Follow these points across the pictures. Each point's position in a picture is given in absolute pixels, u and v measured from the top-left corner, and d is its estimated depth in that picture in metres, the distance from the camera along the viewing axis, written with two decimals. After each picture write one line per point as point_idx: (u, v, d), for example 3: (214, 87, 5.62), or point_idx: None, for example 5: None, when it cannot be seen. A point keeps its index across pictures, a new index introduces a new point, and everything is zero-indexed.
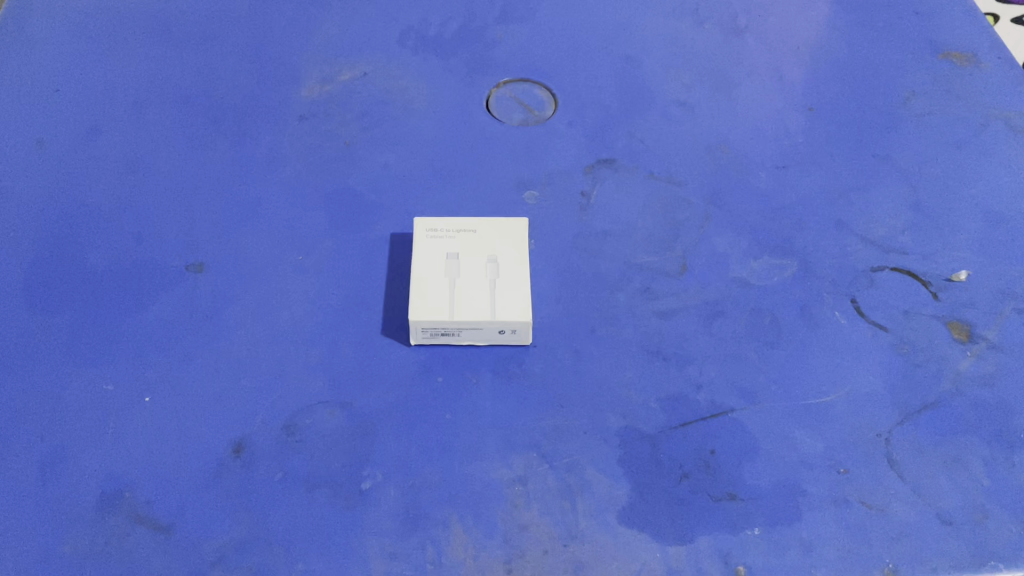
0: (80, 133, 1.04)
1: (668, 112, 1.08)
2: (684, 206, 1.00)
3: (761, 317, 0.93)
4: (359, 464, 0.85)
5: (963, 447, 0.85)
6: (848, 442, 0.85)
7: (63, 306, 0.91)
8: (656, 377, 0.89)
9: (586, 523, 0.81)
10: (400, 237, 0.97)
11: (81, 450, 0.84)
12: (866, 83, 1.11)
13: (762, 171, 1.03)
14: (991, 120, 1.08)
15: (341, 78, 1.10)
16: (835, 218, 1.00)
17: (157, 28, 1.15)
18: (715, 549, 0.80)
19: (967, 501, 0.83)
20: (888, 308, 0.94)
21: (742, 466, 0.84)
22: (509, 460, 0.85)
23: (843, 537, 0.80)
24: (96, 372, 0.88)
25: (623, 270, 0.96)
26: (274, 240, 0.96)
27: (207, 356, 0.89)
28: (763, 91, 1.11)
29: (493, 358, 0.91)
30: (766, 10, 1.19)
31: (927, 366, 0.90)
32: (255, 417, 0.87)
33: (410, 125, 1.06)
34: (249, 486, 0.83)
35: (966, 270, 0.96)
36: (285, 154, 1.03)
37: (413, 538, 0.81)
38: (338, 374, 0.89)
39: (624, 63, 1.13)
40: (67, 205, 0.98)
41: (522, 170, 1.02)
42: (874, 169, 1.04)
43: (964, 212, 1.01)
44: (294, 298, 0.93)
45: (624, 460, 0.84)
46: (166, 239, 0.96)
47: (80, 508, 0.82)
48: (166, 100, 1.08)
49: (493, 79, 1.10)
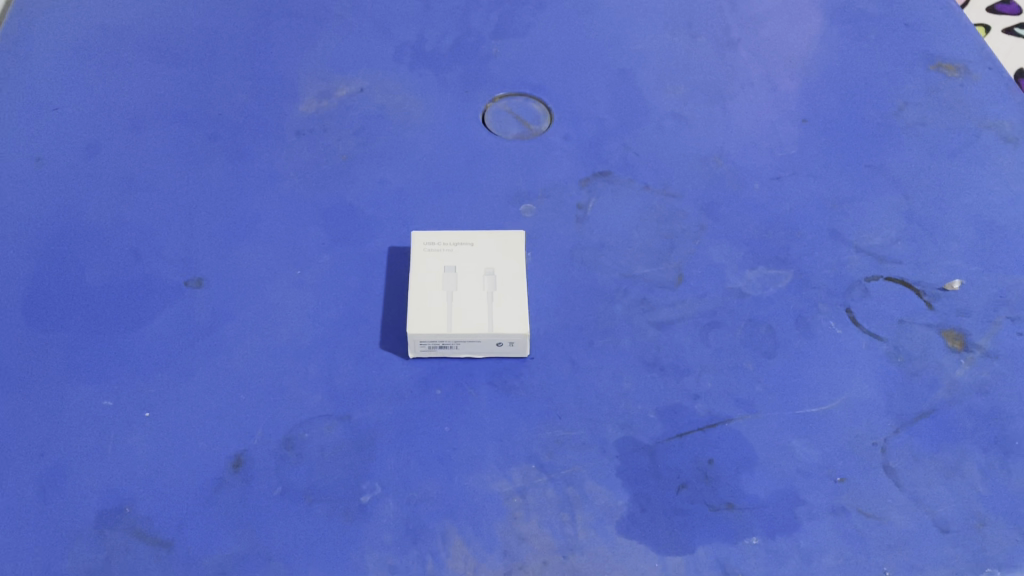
0: (80, 151, 1.05)
1: (661, 126, 1.10)
2: (677, 219, 1.02)
3: (756, 327, 0.94)
4: (358, 477, 0.84)
5: (960, 455, 0.87)
6: (845, 451, 0.87)
7: (63, 323, 0.92)
8: (653, 387, 0.90)
9: (586, 534, 0.82)
10: (399, 250, 0.99)
11: (80, 467, 0.84)
12: (858, 95, 1.14)
13: (757, 182, 1.05)
14: (983, 131, 1.10)
15: (339, 94, 1.12)
16: (828, 228, 1.02)
17: (156, 44, 1.16)
18: (713, 558, 0.82)
19: (965, 508, 0.84)
20: (884, 316, 0.95)
21: (740, 476, 0.86)
22: (509, 472, 0.85)
23: (841, 544, 0.82)
24: (95, 389, 0.88)
25: (620, 281, 0.97)
26: (274, 255, 0.98)
27: (207, 371, 0.90)
28: (756, 103, 1.13)
29: (490, 369, 0.91)
30: (758, 23, 1.22)
31: (922, 374, 0.92)
32: (254, 431, 0.86)
33: (407, 139, 1.08)
34: (248, 501, 0.83)
35: (960, 279, 0.98)
36: (284, 170, 1.04)
37: (413, 552, 0.81)
38: (336, 388, 0.89)
39: (619, 77, 1.15)
40: (67, 223, 0.99)
41: (518, 184, 1.04)
42: (866, 180, 1.06)
43: (957, 221, 1.03)
44: (293, 312, 0.94)
45: (623, 471, 0.86)
46: (166, 256, 0.97)
47: (79, 526, 0.81)
48: (165, 117, 1.09)
49: (488, 94, 1.13)
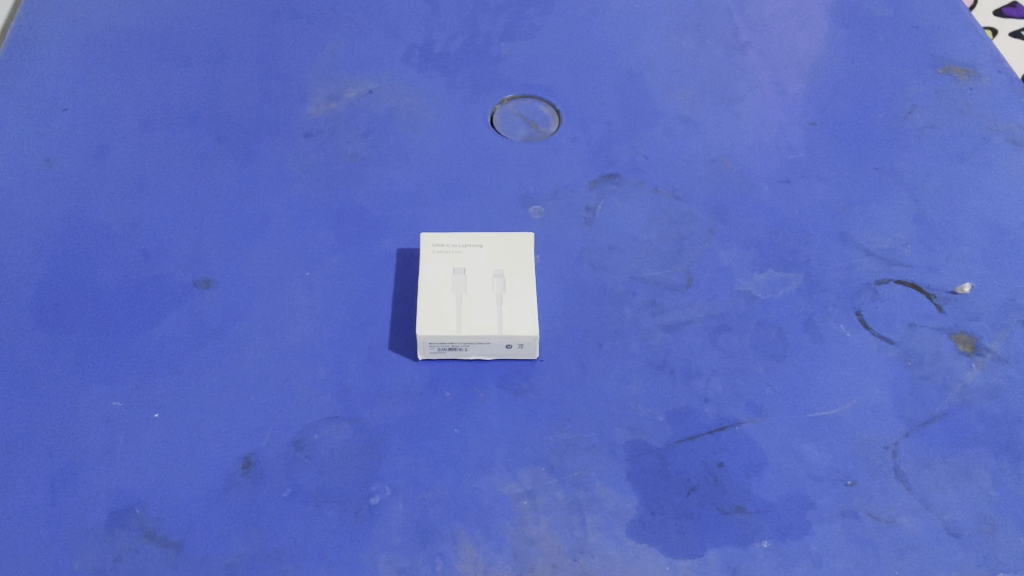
0: (90, 152, 1.05)
1: (670, 128, 1.10)
2: (687, 221, 1.02)
3: (765, 330, 0.94)
4: (367, 479, 0.84)
5: (971, 459, 0.87)
6: (855, 454, 0.87)
7: (73, 324, 0.92)
8: (663, 390, 0.90)
9: (595, 537, 0.82)
10: (408, 252, 0.99)
11: (90, 467, 0.84)
12: (866, 98, 1.14)
13: (766, 185, 1.05)
14: (992, 134, 1.10)
15: (348, 95, 1.12)
16: (838, 231, 1.02)
17: (165, 46, 1.16)
18: (723, 561, 0.81)
19: (976, 513, 0.84)
20: (893, 320, 0.95)
21: (750, 479, 0.85)
22: (518, 474, 0.85)
23: (852, 549, 0.82)
24: (105, 390, 0.88)
25: (629, 283, 0.97)
26: (283, 256, 0.98)
27: (216, 372, 0.90)
28: (765, 106, 1.13)
29: (499, 372, 0.91)
30: (766, 26, 1.22)
31: (932, 378, 0.92)
32: (263, 433, 0.86)
33: (416, 141, 1.08)
34: (258, 502, 0.83)
35: (970, 283, 0.98)
36: (294, 171, 1.04)
37: (423, 554, 0.81)
38: (345, 389, 0.89)
39: (627, 79, 1.15)
40: (77, 224, 0.99)
41: (527, 186, 1.04)
42: (875, 183, 1.06)
43: (967, 225, 1.02)
44: (302, 313, 0.94)
45: (632, 474, 0.85)
46: (176, 257, 0.97)
47: (89, 526, 0.81)
48: (175, 118, 1.09)
49: (497, 96, 1.13)
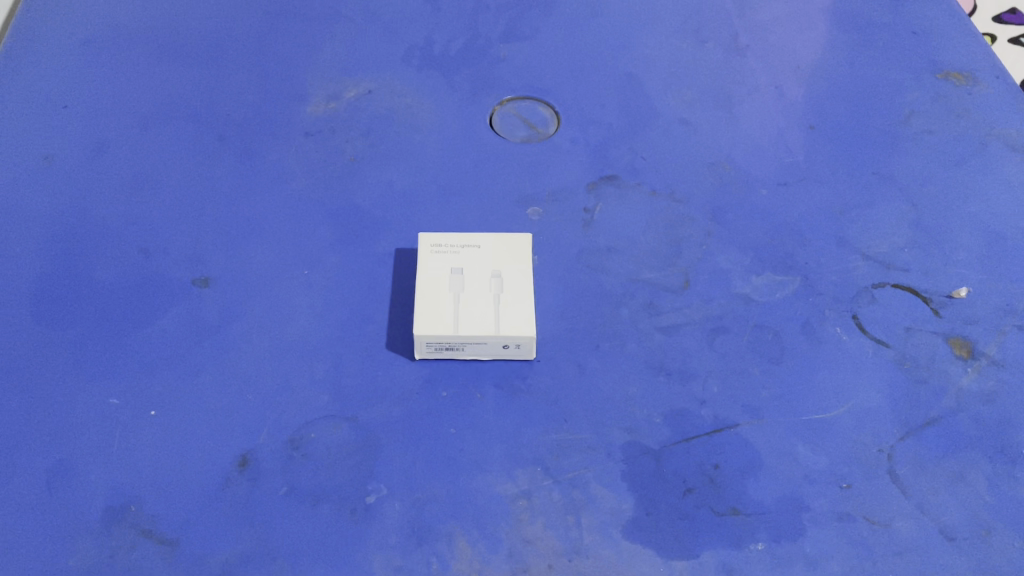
0: (91, 150, 1.05)
1: (669, 131, 1.11)
2: (685, 223, 1.02)
3: (762, 333, 0.94)
4: (363, 478, 0.84)
5: (966, 463, 0.87)
6: (851, 457, 0.87)
7: (71, 321, 0.92)
8: (658, 392, 0.90)
9: (590, 538, 0.82)
10: (406, 251, 0.99)
11: (86, 464, 0.84)
12: (865, 103, 1.14)
13: (764, 188, 1.06)
14: (990, 140, 1.10)
15: (348, 95, 1.12)
16: (836, 235, 1.02)
17: (166, 44, 1.17)
18: (718, 563, 0.81)
19: (971, 516, 0.84)
20: (890, 324, 0.96)
21: (746, 481, 0.86)
22: (514, 474, 0.85)
23: (847, 552, 0.82)
24: (101, 387, 0.88)
25: (627, 285, 0.97)
26: (281, 255, 0.98)
27: (213, 369, 0.90)
28: (764, 110, 1.13)
29: (496, 372, 0.91)
30: (766, 30, 1.22)
31: (929, 382, 0.92)
32: (260, 431, 0.86)
33: (415, 141, 1.08)
34: (254, 500, 0.83)
35: (967, 287, 0.98)
36: (293, 170, 1.05)
37: (418, 552, 0.81)
38: (343, 388, 0.89)
39: (626, 81, 1.16)
40: (76, 221, 0.99)
41: (525, 187, 1.04)
42: (874, 187, 1.06)
43: (964, 230, 1.03)
44: (301, 312, 0.94)
45: (628, 474, 0.86)
46: (174, 254, 0.97)
47: (84, 523, 0.81)
48: (176, 115, 1.09)
49: (496, 97, 1.13)
